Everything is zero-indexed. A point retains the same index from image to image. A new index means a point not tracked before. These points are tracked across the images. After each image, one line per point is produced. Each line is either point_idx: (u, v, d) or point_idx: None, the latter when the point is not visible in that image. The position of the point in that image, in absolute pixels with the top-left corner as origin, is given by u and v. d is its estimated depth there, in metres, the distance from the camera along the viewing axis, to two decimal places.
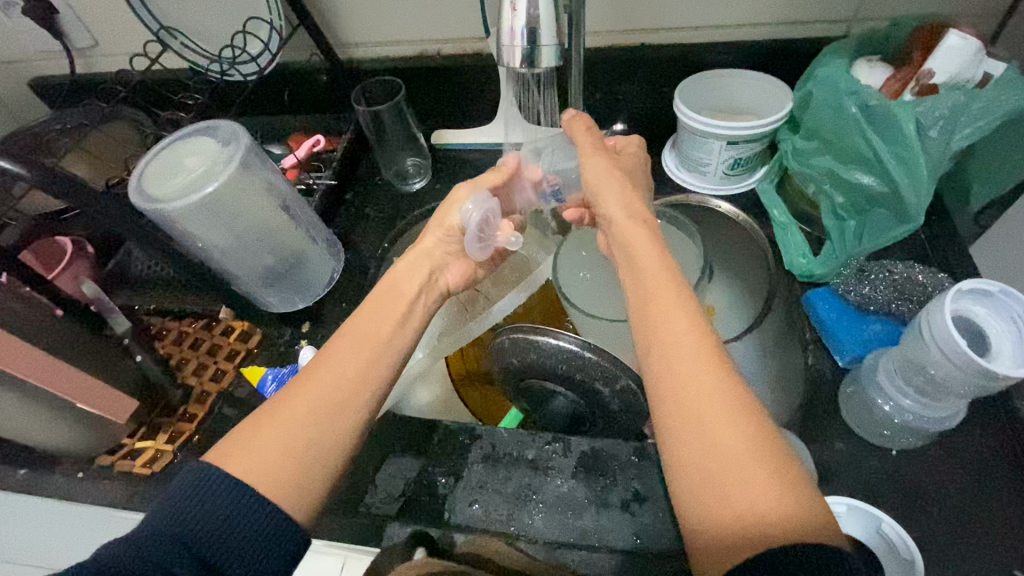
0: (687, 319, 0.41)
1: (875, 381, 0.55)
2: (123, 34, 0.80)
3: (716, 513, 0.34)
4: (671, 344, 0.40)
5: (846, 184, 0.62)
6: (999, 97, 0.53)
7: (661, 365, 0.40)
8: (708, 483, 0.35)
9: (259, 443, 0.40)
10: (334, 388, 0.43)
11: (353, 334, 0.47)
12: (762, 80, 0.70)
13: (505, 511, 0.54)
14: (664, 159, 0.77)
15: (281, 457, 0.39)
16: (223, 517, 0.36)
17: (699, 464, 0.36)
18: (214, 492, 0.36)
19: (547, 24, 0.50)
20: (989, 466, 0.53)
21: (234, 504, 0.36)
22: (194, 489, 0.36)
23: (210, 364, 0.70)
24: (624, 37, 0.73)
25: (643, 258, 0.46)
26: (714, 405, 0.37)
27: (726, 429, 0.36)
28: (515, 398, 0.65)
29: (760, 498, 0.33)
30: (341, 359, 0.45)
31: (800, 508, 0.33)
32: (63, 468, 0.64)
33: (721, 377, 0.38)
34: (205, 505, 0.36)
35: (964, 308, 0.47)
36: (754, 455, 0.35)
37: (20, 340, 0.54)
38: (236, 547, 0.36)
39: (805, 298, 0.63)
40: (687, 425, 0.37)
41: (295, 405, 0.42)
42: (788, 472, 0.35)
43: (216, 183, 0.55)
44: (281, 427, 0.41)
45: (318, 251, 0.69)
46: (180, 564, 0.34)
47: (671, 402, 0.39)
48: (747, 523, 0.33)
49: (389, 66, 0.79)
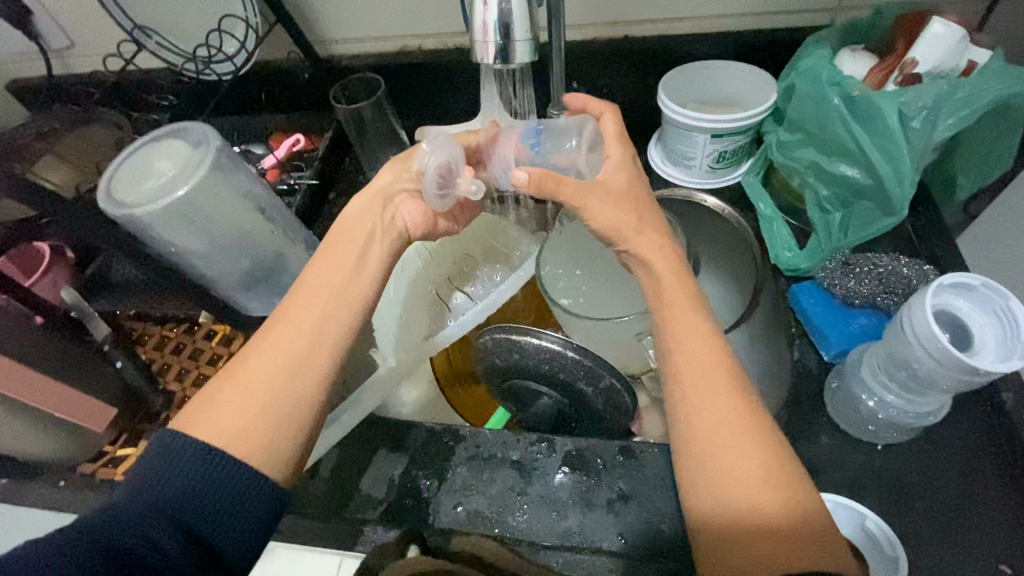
0: (704, 340, 0.41)
1: (859, 377, 0.54)
2: (98, 34, 0.78)
3: (729, 529, 0.36)
4: (689, 358, 0.40)
5: (829, 176, 0.61)
6: (983, 85, 0.52)
7: (679, 387, 0.40)
8: (726, 503, 0.37)
9: (222, 402, 0.40)
10: (291, 348, 0.43)
11: (312, 290, 0.46)
12: (745, 71, 0.69)
13: (489, 512, 0.53)
14: (650, 153, 0.75)
15: (243, 442, 0.39)
16: (203, 479, 0.37)
17: (714, 484, 0.37)
18: (180, 461, 0.37)
19: (520, 17, 0.49)
20: (975, 459, 0.52)
21: (215, 467, 0.37)
22: (164, 465, 0.37)
23: (192, 369, 0.70)
24: (606, 29, 0.72)
25: (660, 273, 0.46)
26: (729, 425, 0.38)
27: (738, 448, 0.37)
28: (500, 397, 0.64)
29: (764, 501, 0.36)
30: (309, 361, 0.42)
31: (798, 507, 0.36)
32: (44, 475, 0.63)
33: (739, 400, 0.39)
34: (178, 473, 0.37)
35: (948, 303, 0.47)
36: (767, 475, 0.36)
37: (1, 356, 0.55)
38: (219, 510, 0.37)
39: (790, 291, 0.62)
40: (705, 447, 0.38)
41: (257, 362, 0.42)
42: (789, 475, 0.37)
43: (186, 187, 0.54)
44: (247, 386, 0.41)
45: (297, 252, 0.67)
46: (161, 525, 0.35)
47: (686, 421, 0.39)
48: (760, 540, 0.35)
49: (368, 62, 0.78)
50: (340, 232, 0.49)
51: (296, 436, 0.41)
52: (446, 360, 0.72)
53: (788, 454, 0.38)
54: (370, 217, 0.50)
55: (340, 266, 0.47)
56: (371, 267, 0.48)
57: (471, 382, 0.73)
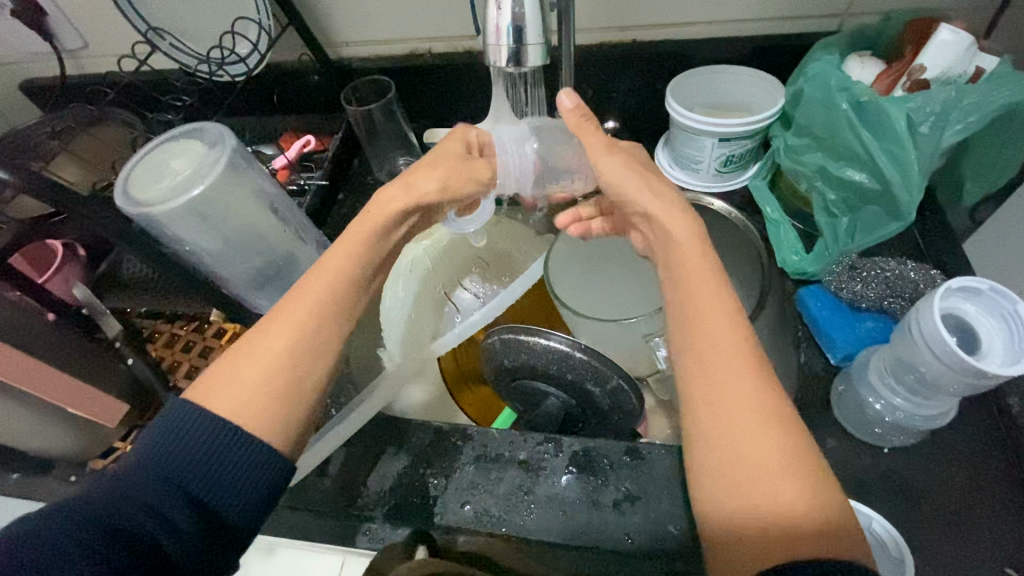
0: (726, 325, 0.40)
1: (865, 380, 0.54)
2: (112, 35, 0.79)
3: (735, 516, 0.36)
4: (710, 351, 0.39)
5: (837, 181, 0.61)
6: (990, 92, 0.53)
7: (698, 376, 0.39)
8: (736, 493, 0.36)
9: (240, 385, 0.40)
10: (296, 350, 0.41)
11: (316, 289, 0.43)
12: (754, 76, 0.70)
13: (499, 511, 0.53)
14: (657, 156, 0.76)
15: (257, 413, 0.39)
16: (207, 448, 0.37)
17: (730, 478, 0.36)
18: (190, 429, 0.37)
19: (532, 21, 0.50)
20: (982, 463, 0.53)
21: (220, 440, 0.37)
22: (177, 428, 0.37)
23: (202, 367, 0.71)
24: (615, 33, 0.73)
25: (680, 248, 0.43)
26: (749, 418, 0.37)
27: (760, 440, 0.36)
28: (507, 398, 0.64)
29: (784, 495, 0.35)
30: (325, 330, 0.43)
31: (819, 498, 0.35)
32: (56, 471, 0.64)
33: (759, 389, 0.37)
34: (186, 440, 0.37)
35: (954, 306, 0.48)
36: (786, 467, 0.35)
37: (21, 355, 0.56)
38: (222, 480, 0.37)
39: (798, 294, 0.62)
40: (715, 435, 0.37)
41: (253, 368, 0.40)
42: (808, 469, 0.35)
43: (202, 185, 0.55)
44: (242, 391, 0.39)
45: (307, 251, 0.68)
46: (166, 498, 0.35)
47: (703, 414, 0.38)
48: (775, 532, 0.34)
49: (379, 64, 0.79)
50: (373, 230, 0.47)
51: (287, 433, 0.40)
52: (452, 361, 0.72)
53: (809, 449, 0.36)
54: (392, 231, 0.48)
55: (345, 268, 0.45)
56: (395, 269, 0.49)
57: (478, 381, 0.74)
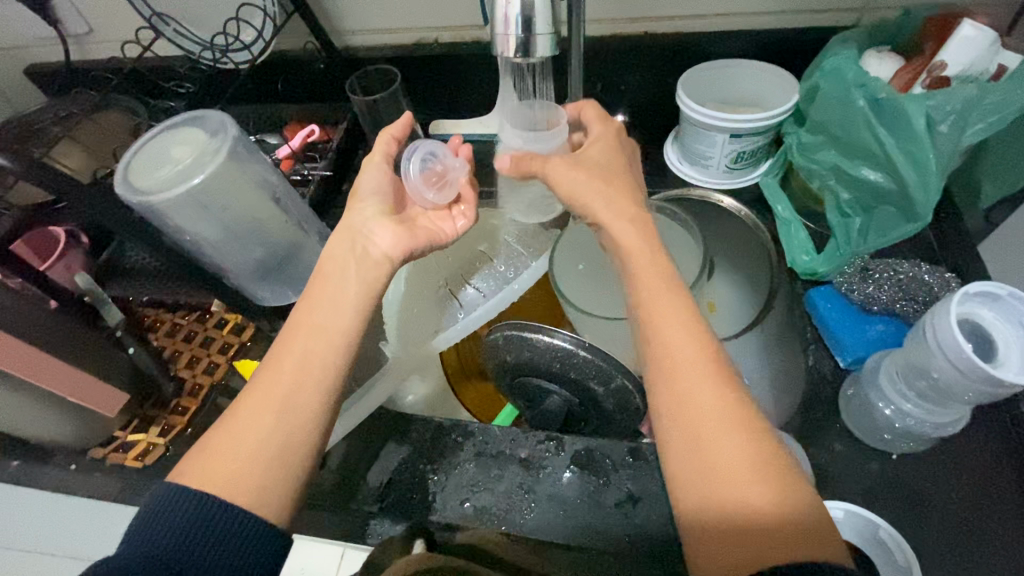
0: (683, 327, 0.39)
1: (875, 384, 0.53)
2: (118, 20, 0.78)
3: (711, 519, 0.35)
4: (676, 354, 0.39)
5: (852, 180, 0.60)
6: (1016, 89, 0.50)
7: (662, 377, 0.39)
8: (710, 493, 0.35)
9: (256, 393, 0.41)
10: (306, 361, 0.42)
11: (312, 312, 0.44)
12: (769, 71, 0.68)
13: (498, 509, 0.53)
14: (667, 151, 0.75)
15: (270, 413, 0.40)
16: (194, 526, 0.35)
17: (704, 481, 0.35)
18: (176, 505, 0.36)
19: (542, 11, 0.48)
20: (995, 473, 0.51)
21: (207, 514, 0.36)
22: (163, 507, 0.36)
23: (203, 358, 0.70)
24: (627, 25, 0.71)
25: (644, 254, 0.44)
26: (716, 419, 0.36)
27: (727, 440, 0.36)
28: (509, 393, 0.63)
29: (757, 495, 0.34)
30: (327, 332, 0.44)
31: (787, 496, 0.34)
32: (57, 459, 0.65)
33: (721, 390, 0.37)
34: (174, 518, 0.35)
35: (971, 311, 0.46)
36: (756, 466, 0.35)
37: (23, 340, 0.55)
38: (213, 555, 0.35)
39: (807, 296, 0.61)
40: (687, 438, 0.37)
41: (266, 383, 0.41)
42: (776, 467, 0.35)
43: (203, 174, 0.54)
44: (246, 425, 0.39)
45: (311, 243, 0.68)
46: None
47: (672, 418, 0.38)
48: (751, 533, 0.34)
49: (386, 53, 0.78)
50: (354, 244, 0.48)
51: (301, 445, 0.40)
52: (455, 356, 0.72)
53: (777, 447, 0.36)
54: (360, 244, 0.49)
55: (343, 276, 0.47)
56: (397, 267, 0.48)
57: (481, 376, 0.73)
